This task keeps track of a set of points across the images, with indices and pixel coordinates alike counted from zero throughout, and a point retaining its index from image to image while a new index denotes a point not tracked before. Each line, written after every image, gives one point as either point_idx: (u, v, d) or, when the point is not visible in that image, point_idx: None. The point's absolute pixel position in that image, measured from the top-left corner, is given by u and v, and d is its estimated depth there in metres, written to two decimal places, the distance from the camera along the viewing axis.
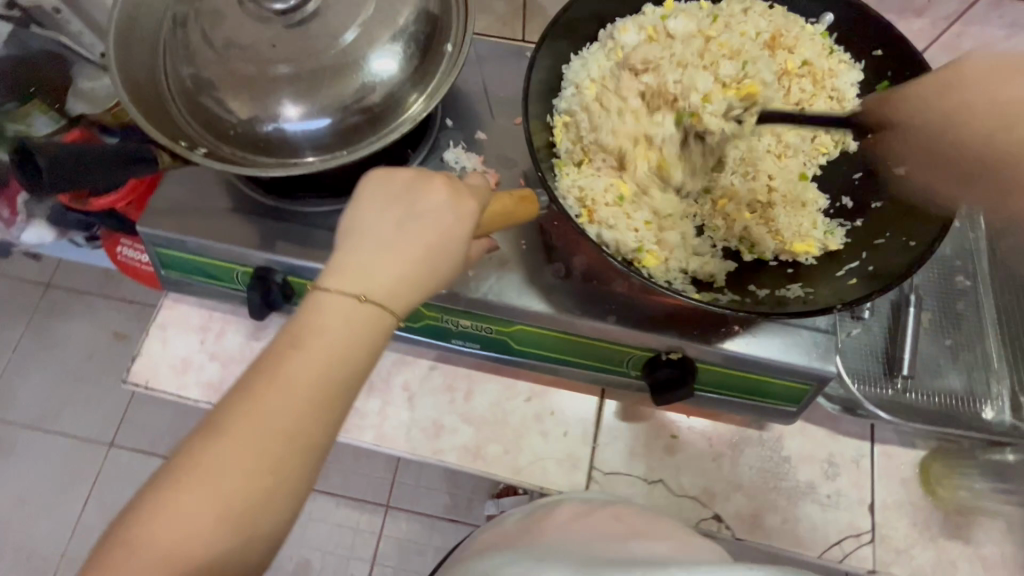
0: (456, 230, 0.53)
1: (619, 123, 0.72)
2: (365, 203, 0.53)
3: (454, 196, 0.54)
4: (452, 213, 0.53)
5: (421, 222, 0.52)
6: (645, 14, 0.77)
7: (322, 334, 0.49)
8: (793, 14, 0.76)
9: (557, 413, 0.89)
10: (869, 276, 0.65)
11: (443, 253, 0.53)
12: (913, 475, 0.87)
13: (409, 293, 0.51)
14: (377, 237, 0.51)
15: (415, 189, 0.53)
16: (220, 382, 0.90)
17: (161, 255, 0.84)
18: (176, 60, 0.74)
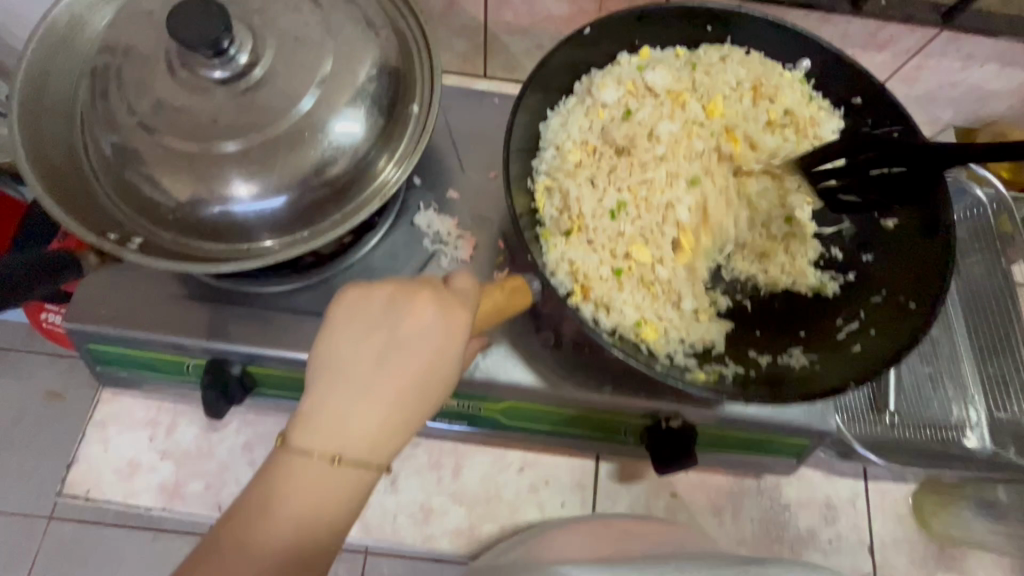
0: (451, 356, 0.45)
1: (604, 187, 0.69)
2: (339, 330, 0.43)
3: (445, 313, 0.45)
4: (444, 334, 0.44)
5: (408, 351, 0.43)
6: (621, 68, 0.74)
7: (295, 500, 0.39)
8: (771, 61, 0.74)
9: (553, 482, 0.84)
10: (871, 340, 0.63)
11: (436, 383, 0.44)
12: (908, 511, 0.87)
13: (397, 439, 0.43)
14: (356, 373, 0.42)
15: (397, 309, 0.44)
16: (177, 484, 0.80)
17: (95, 351, 0.73)
18: (97, 136, 0.64)
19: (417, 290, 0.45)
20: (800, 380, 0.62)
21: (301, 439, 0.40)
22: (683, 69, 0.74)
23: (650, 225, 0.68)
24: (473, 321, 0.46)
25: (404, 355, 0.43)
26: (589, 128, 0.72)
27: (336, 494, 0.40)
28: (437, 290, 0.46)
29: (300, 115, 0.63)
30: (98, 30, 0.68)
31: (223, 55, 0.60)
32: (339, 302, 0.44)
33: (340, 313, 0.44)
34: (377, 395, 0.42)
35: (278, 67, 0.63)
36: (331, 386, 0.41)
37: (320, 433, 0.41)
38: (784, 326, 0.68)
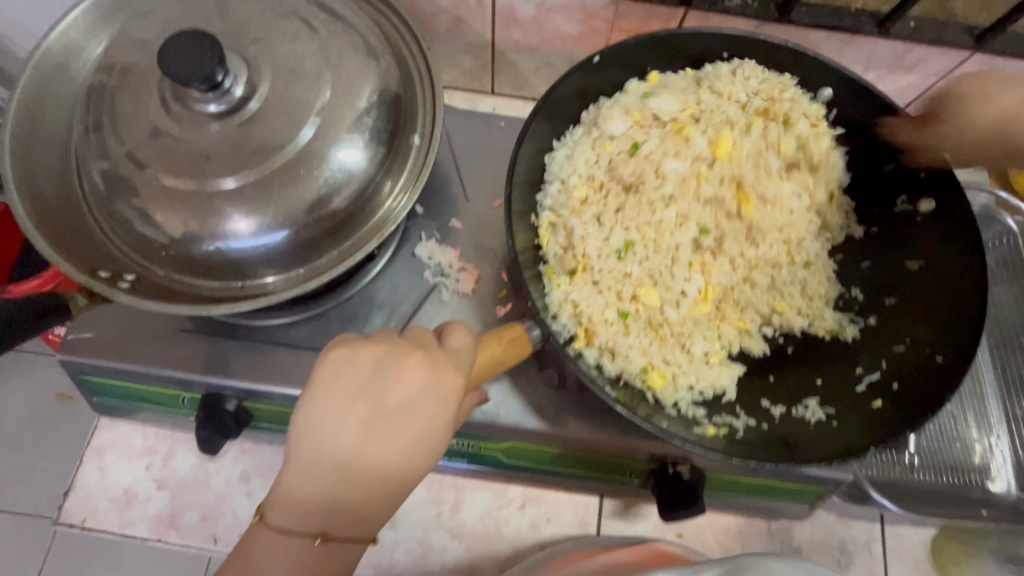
0: (442, 423, 0.44)
1: (609, 224, 0.66)
2: (325, 395, 0.43)
3: (437, 377, 0.44)
4: (433, 399, 0.43)
5: (396, 418, 0.43)
6: (627, 96, 0.70)
7: (283, 566, 0.41)
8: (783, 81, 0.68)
9: (555, 520, 0.82)
10: (890, 395, 0.61)
11: (426, 450, 0.44)
12: (925, 556, 0.84)
13: (385, 505, 0.44)
14: (342, 442, 0.42)
15: (385, 375, 0.43)
16: (172, 514, 0.79)
17: (91, 382, 0.72)
18: (90, 168, 0.62)
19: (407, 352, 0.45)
20: (813, 438, 0.60)
21: (288, 506, 0.42)
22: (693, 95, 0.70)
23: (657, 265, 0.65)
24: (465, 384, 0.44)
25: (391, 423, 0.43)
26: (593, 162, 0.68)
27: (324, 560, 0.42)
28: (428, 350, 0.45)
29: (299, 147, 0.61)
30: (93, 58, 0.66)
31: (218, 88, 0.58)
32: (325, 365, 0.43)
33: (325, 377, 0.43)
34: (363, 464, 0.42)
35: (275, 99, 0.61)
36: (316, 455, 0.42)
37: (307, 502, 0.42)
38: (804, 372, 0.65)
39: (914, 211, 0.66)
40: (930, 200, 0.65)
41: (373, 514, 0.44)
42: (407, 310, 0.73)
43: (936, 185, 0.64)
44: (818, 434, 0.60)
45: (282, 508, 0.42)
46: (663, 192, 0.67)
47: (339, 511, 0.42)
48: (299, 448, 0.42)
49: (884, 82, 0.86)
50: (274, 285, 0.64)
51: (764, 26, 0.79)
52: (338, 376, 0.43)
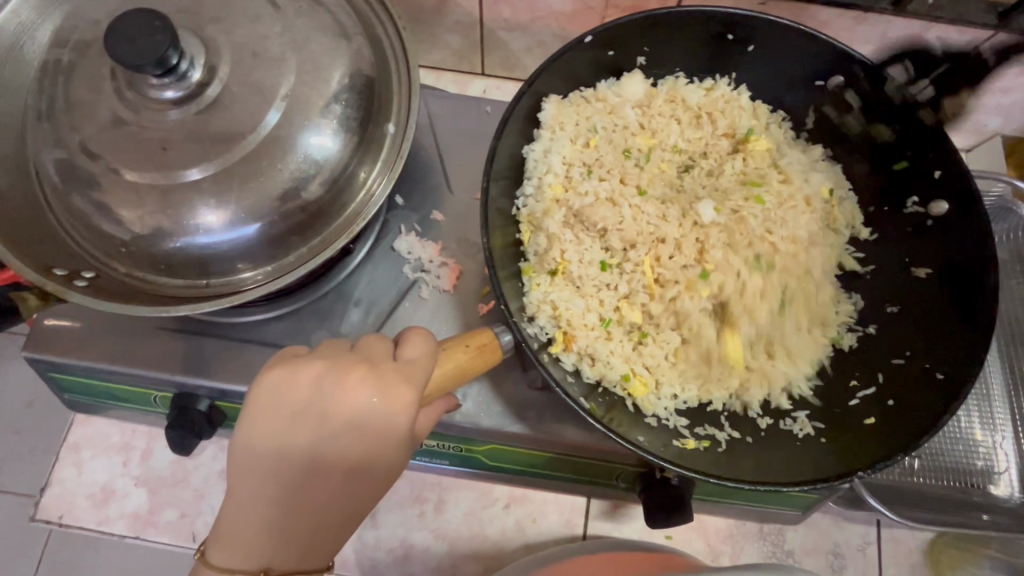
0: (391, 442, 0.42)
1: (587, 231, 0.63)
2: (262, 422, 0.41)
3: (383, 396, 0.42)
4: (381, 421, 0.42)
5: (341, 440, 0.42)
6: (619, 97, 0.68)
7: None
8: (767, 107, 0.70)
9: (541, 520, 0.80)
10: (885, 413, 0.58)
11: (376, 469, 0.43)
12: (923, 560, 0.81)
13: (337, 524, 0.44)
14: (283, 469, 0.41)
15: (326, 397, 0.41)
16: (150, 512, 0.78)
17: (60, 380, 0.70)
18: (44, 157, 0.59)
19: (351, 371, 0.42)
20: (804, 458, 0.57)
21: (231, 541, 0.41)
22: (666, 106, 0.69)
23: (638, 271, 0.62)
24: (417, 404, 0.42)
25: (336, 446, 0.42)
26: (572, 164, 0.65)
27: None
28: (376, 367, 0.43)
29: (263, 135, 0.58)
30: (45, 39, 0.62)
31: (173, 71, 0.55)
32: (262, 388, 0.41)
33: (261, 403, 0.41)
34: (309, 489, 0.42)
35: (237, 85, 0.58)
36: (258, 484, 0.41)
37: (250, 534, 0.41)
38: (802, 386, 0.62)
39: (926, 215, 0.61)
40: (942, 203, 0.60)
41: (323, 535, 0.44)
42: (385, 307, 0.70)
43: (951, 186, 0.59)
44: (803, 449, 0.58)
45: (224, 543, 0.41)
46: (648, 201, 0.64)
47: (285, 537, 0.42)
48: (240, 479, 0.41)
49: None
50: (249, 281, 0.60)
51: (768, 3, 0.73)
52: (277, 401, 0.41)
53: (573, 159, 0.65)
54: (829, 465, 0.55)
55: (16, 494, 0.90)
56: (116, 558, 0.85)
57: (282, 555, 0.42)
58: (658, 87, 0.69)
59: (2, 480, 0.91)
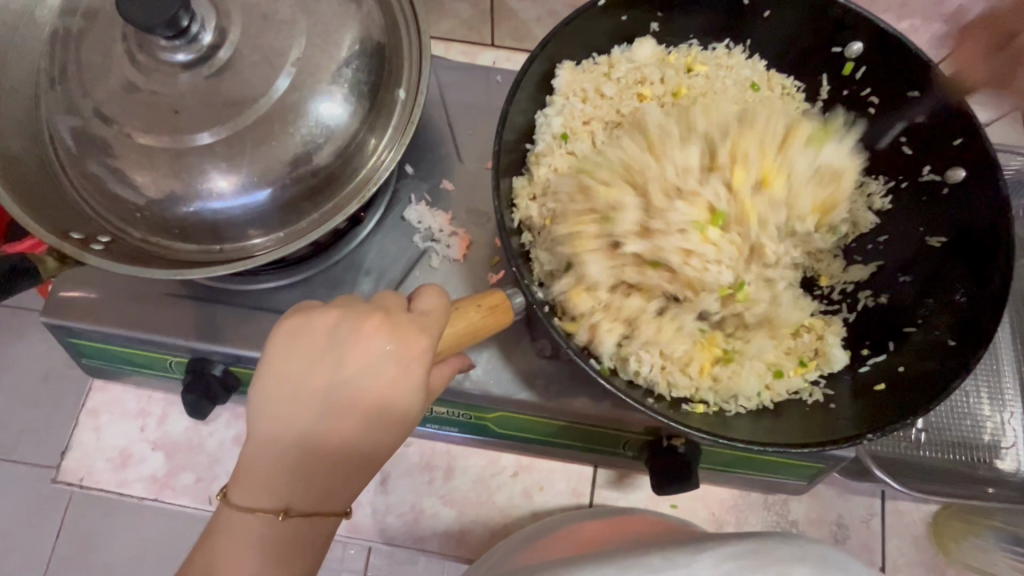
0: (408, 386, 0.42)
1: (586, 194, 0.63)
2: (281, 367, 0.42)
3: (398, 340, 0.42)
4: (396, 363, 0.42)
5: (356, 383, 0.42)
6: (633, 61, 0.67)
7: (246, 543, 0.41)
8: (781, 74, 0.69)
9: (547, 488, 0.81)
10: (896, 379, 0.58)
11: (394, 414, 0.43)
12: (925, 533, 0.82)
13: (354, 472, 0.43)
14: (302, 412, 0.42)
15: (342, 341, 0.42)
16: (167, 476, 0.80)
17: (78, 344, 0.72)
18: (58, 122, 0.59)
19: (366, 319, 0.43)
20: (814, 423, 0.57)
21: (250, 481, 0.42)
22: (676, 71, 0.68)
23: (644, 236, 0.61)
24: (432, 350, 0.42)
25: (352, 389, 0.42)
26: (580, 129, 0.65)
27: (291, 532, 0.42)
28: (390, 315, 0.43)
29: (275, 98, 0.58)
30: (57, 3, 0.62)
31: (184, 34, 0.55)
32: (280, 333, 0.42)
33: (280, 348, 0.42)
34: (326, 433, 0.42)
35: (248, 48, 0.58)
36: (275, 427, 0.41)
37: (267, 476, 0.41)
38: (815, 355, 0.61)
39: (941, 182, 0.61)
40: (960, 169, 0.59)
41: (340, 482, 0.43)
42: (395, 276, 0.70)
43: (967, 153, 0.58)
44: (819, 417, 0.58)
45: (243, 485, 0.42)
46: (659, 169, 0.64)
47: (304, 481, 0.42)
48: (259, 422, 0.42)
49: (918, 33, 0.79)
50: (260, 247, 0.60)
51: None
52: (295, 346, 0.42)
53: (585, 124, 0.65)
54: (838, 428, 0.56)
55: (37, 462, 0.93)
56: (136, 520, 0.88)
57: (300, 495, 0.42)
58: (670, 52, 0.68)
59: (24, 448, 0.93)
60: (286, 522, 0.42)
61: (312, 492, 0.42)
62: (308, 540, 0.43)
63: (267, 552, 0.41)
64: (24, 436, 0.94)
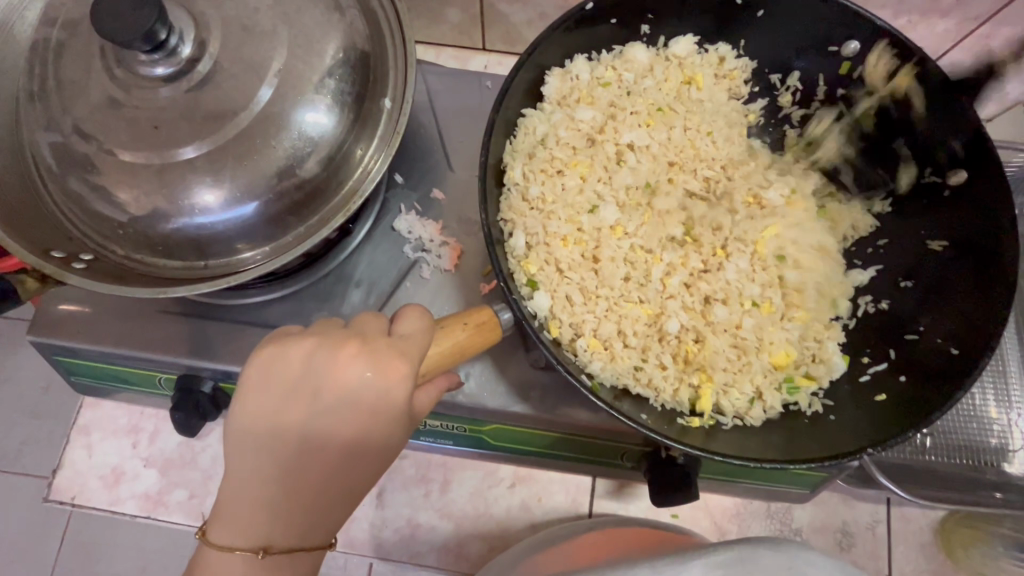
0: (390, 414, 0.41)
1: (573, 203, 0.61)
2: (256, 399, 0.40)
3: (377, 367, 0.40)
4: (377, 392, 0.40)
5: (337, 413, 0.40)
6: (623, 65, 0.65)
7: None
8: (773, 76, 0.67)
9: (545, 499, 0.80)
10: (897, 388, 0.57)
11: (378, 442, 0.41)
12: (933, 539, 0.80)
13: (338, 501, 0.42)
14: (281, 445, 0.40)
15: (318, 371, 0.40)
16: (160, 493, 0.79)
17: (66, 362, 0.71)
18: (38, 139, 0.58)
19: (343, 347, 0.41)
20: (816, 436, 0.56)
21: (232, 519, 0.40)
22: (668, 75, 0.66)
23: (636, 245, 0.60)
24: (416, 372, 0.41)
25: (332, 419, 0.40)
26: (569, 137, 0.63)
27: (276, 566, 0.41)
28: (369, 340, 0.41)
29: (257, 111, 0.57)
30: (35, 18, 0.61)
31: (163, 47, 0.54)
32: (252, 366, 0.40)
33: (253, 381, 0.40)
34: (307, 466, 0.40)
35: (228, 60, 0.57)
36: (254, 461, 0.40)
37: (249, 513, 0.40)
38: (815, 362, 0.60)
39: (943, 184, 0.59)
40: (962, 171, 0.57)
41: (326, 511, 0.42)
42: (386, 288, 0.69)
43: (972, 155, 0.56)
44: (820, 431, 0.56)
45: (222, 523, 0.41)
46: (653, 176, 0.63)
47: (287, 515, 0.41)
48: (237, 457, 0.40)
49: (916, 30, 0.79)
50: (247, 262, 0.59)
51: None
52: (268, 379, 0.40)
53: (576, 131, 0.63)
54: (840, 442, 0.54)
55: (31, 481, 0.92)
56: (130, 538, 0.87)
57: (285, 530, 0.41)
58: (662, 55, 0.66)
59: (17, 467, 0.93)
60: (268, 559, 0.41)
61: (297, 526, 0.41)
62: (295, 568, 0.42)
63: None
64: (18, 453, 0.93)
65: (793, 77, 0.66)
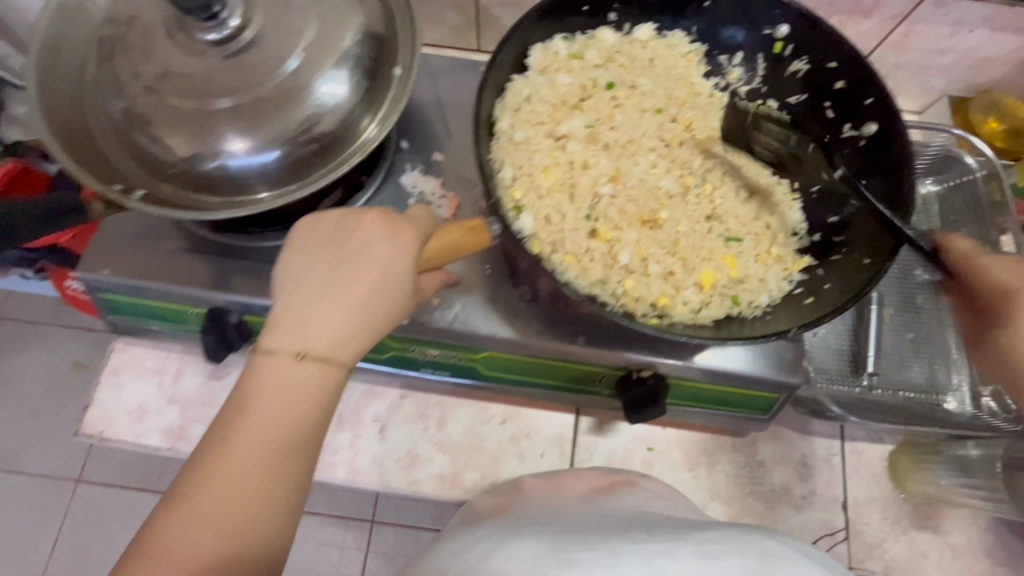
0: (402, 261, 0.51)
1: (552, 149, 0.72)
2: (301, 250, 0.52)
3: (392, 228, 0.52)
4: (393, 243, 0.51)
5: (362, 257, 0.50)
6: (597, 43, 0.78)
7: (273, 384, 0.46)
8: (722, 55, 0.80)
9: (532, 434, 0.88)
10: (821, 295, 0.66)
11: (393, 281, 0.51)
12: (883, 469, 0.89)
13: (360, 337, 0.50)
14: (318, 279, 0.50)
15: (349, 228, 0.52)
16: (181, 427, 0.86)
17: (106, 299, 0.79)
18: (103, 95, 0.69)
19: (368, 213, 0.53)
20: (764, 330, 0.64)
21: (276, 336, 0.48)
22: (635, 52, 0.78)
23: (605, 183, 0.71)
24: (420, 236, 0.52)
25: (359, 260, 0.50)
26: (551, 98, 0.74)
27: (310, 375, 0.47)
28: (386, 212, 0.53)
29: (286, 74, 0.68)
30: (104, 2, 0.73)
31: (216, 18, 0.66)
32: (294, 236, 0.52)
33: (299, 238, 0.52)
34: (339, 295, 0.49)
35: (266, 30, 0.69)
36: (298, 289, 0.50)
37: (289, 331, 0.48)
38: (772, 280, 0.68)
39: (859, 136, 0.71)
40: (873, 124, 0.70)
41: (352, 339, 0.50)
42: None
43: (879, 109, 0.69)
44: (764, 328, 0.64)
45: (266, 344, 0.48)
46: (622, 129, 0.74)
47: (320, 335, 0.48)
48: (285, 290, 0.50)
49: (847, 28, 0.94)
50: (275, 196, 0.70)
51: None
52: (310, 234, 0.52)
53: (557, 93, 0.75)
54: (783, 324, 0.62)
55: None
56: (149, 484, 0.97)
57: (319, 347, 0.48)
58: (630, 36, 0.79)
59: None
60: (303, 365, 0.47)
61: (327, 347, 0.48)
62: (323, 387, 0.48)
63: (293, 391, 0.47)
64: None
65: (739, 55, 0.79)
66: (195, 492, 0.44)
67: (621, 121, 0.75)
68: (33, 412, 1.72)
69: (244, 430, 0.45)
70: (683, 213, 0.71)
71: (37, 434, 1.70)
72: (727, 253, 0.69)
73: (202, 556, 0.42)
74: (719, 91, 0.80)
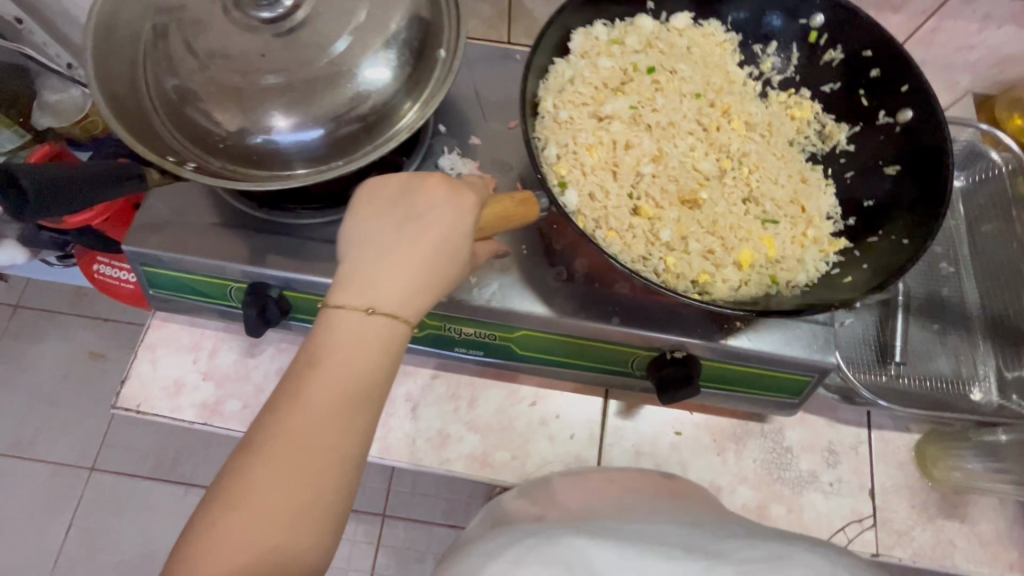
0: (463, 223, 0.54)
1: (595, 129, 0.73)
2: (367, 213, 0.54)
3: (453, 192, 0.54)
4: (455, 206, 0.54)
5: (425, 219, 0.53)
6: (635, 31, 0.80)
7: (344, 335, 0.48)
8: (757, 43, 0.81)
9: (561, 417, 0.89)
10: (860, 274, 0.67)
11: (454, 243, 0.53)
12: (910, 458, 0.89)
13: (423, 295, 0.52)
14: (385, 239, 0.52)
15: (412, 192, 0.54)
16: (216, 402, 0.87)
17: (149, 274, 0.81)
18: (157, 71, 0.71)
19: (430, 179, 0.55)
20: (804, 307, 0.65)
21: (346, 290, 0.50)
22: (672, 40, 0.80)
23: (645, 163, 0.72)
24: (478, 201, 0.55)
25: (423, 221, 0.53)
26: (591, 81, 0.76)
27: (378, 329, 0.49)
28: (446, 178, 0.56)
29: (335, 55, 0.71)
30: None
31: None
32: (358, 201, 0.55)
33: (365, 203, 0.55)
34: (405, 253, 0.52)
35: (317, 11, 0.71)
36: (366, 248, 0.52)
37: (358, 286, 0.50)
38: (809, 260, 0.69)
39: (895, 122, 0.73)
40: (909, 110, 0.71)
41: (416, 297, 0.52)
42: None
43: (914, 95, 0.70)
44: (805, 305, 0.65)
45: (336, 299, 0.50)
46: (660, 112, 0.76)
47: (386, 290, 0.50)
48: (352, 250, 0.53)
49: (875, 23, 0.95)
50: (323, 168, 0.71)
51: None
52: (376, 198, 0.55)
53: (597, 77, 0.76)
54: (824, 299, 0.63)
55: None
56: None
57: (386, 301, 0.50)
58: (667, 24, 0.81)
59: None
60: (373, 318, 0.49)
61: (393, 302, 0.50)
62: (390, 341, 0.50)
63: (363, 342, 0.49)
64: None
65: (774, 44, 0.81)
66: (271, 438, 0.46)
67: (660, 105, 0.76)
68: (52, 399, 1.73)
69: (316, 381, 0.47)
70: (720, 194, 0.72)
71: (54, 421, 1.71)
72: (766, 233, 0.70)
73: (277, 500, 0.44)
74: (753, 79, 0.82)
